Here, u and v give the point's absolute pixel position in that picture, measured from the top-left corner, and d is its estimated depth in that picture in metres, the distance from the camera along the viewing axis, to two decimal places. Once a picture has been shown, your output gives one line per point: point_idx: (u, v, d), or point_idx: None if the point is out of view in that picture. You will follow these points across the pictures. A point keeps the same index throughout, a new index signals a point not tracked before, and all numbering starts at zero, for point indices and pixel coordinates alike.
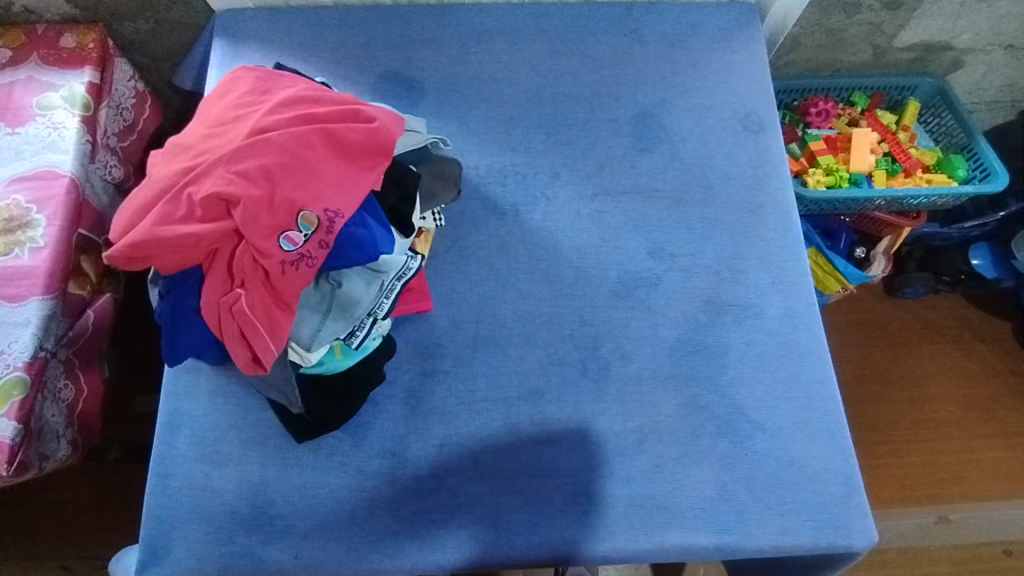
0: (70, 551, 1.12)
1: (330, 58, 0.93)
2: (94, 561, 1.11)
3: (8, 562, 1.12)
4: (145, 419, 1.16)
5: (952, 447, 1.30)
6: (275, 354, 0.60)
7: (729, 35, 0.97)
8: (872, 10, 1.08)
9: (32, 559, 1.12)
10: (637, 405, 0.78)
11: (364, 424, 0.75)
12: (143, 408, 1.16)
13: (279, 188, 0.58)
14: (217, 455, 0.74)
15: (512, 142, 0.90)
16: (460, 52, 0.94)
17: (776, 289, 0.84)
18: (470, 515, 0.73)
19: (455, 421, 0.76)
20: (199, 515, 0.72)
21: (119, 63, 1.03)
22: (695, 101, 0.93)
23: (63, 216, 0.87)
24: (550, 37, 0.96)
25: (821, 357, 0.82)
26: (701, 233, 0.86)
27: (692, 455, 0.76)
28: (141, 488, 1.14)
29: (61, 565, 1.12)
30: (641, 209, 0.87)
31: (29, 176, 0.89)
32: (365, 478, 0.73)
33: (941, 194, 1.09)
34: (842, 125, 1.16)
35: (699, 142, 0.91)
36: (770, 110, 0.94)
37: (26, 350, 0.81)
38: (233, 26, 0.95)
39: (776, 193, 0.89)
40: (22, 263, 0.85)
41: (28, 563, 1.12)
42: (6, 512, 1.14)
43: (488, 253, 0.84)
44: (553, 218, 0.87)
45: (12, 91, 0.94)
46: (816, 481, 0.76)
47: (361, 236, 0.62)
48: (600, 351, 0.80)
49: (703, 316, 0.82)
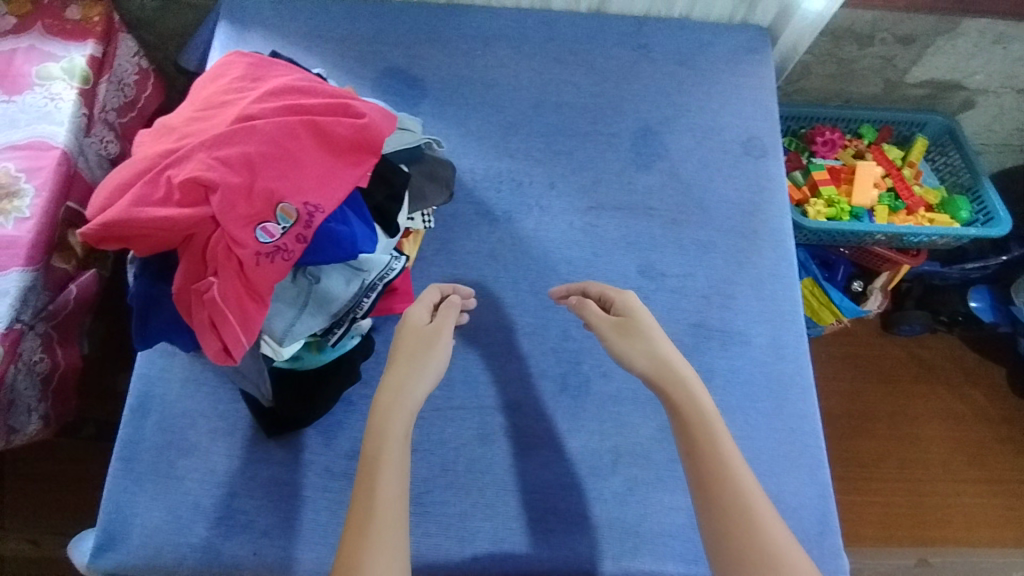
0: (36, 525, 1.11)
1: (334, 51, 0.93)
2: (61, 537, 1.10)
3: None
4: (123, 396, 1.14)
5: (937, 489, 1.28)
6: (245, 348, 0.57)
7: (738, 56, 0.96)
8: (885, 44, 1.07)
9: None
10: (614, 424, 0.78)
11: (336, 423, 0.75)
12: (122, 385, 1.14)
13: (260, 177, 0.55)
14: (184, 443, 0.73)
15: (510, 148, 0.90)
16: (465, 54, 0.94)
17: (765, 319, 0.83)
18: (435, 524, 0.72)
19: (429, 427, 0.76)
20: (160, 503, 0.71)
21: (124, 39, 1.02)
22: (698, 121, 0.92)
23: (51, 187, 0.87)
24: (556, 45, 0.96)
25: (808, 392, 0.80)
26: (693, 254, 0.85)
27: (668, 480, 0.75)
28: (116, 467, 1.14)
29: (27, 538, 1.10)
30: (635, 226, 0.86)
31: (21, 145, 0.88)
32: (333, 479, 0.73)
33: (941, 233, 1.07)
34: (847, 157, 1.15)
35: (699, 163, 0.90)
36: (773, 136, 0.93)
37: (3, 321, 0.80)
38: (241, 11, 0.95)
39: (773, 220, 0.88)
40: (6, 232, 0.84)
41: None
42: None
43: (476, 259, 0.84)
44: (546, 229, 0.86)
45: (12, 58, 0.94)
46: (792, 515, 0.75)
47: (341, 233, 0.60)
48: (581, 367, 0.80)
49: (688, 338, 0.81)
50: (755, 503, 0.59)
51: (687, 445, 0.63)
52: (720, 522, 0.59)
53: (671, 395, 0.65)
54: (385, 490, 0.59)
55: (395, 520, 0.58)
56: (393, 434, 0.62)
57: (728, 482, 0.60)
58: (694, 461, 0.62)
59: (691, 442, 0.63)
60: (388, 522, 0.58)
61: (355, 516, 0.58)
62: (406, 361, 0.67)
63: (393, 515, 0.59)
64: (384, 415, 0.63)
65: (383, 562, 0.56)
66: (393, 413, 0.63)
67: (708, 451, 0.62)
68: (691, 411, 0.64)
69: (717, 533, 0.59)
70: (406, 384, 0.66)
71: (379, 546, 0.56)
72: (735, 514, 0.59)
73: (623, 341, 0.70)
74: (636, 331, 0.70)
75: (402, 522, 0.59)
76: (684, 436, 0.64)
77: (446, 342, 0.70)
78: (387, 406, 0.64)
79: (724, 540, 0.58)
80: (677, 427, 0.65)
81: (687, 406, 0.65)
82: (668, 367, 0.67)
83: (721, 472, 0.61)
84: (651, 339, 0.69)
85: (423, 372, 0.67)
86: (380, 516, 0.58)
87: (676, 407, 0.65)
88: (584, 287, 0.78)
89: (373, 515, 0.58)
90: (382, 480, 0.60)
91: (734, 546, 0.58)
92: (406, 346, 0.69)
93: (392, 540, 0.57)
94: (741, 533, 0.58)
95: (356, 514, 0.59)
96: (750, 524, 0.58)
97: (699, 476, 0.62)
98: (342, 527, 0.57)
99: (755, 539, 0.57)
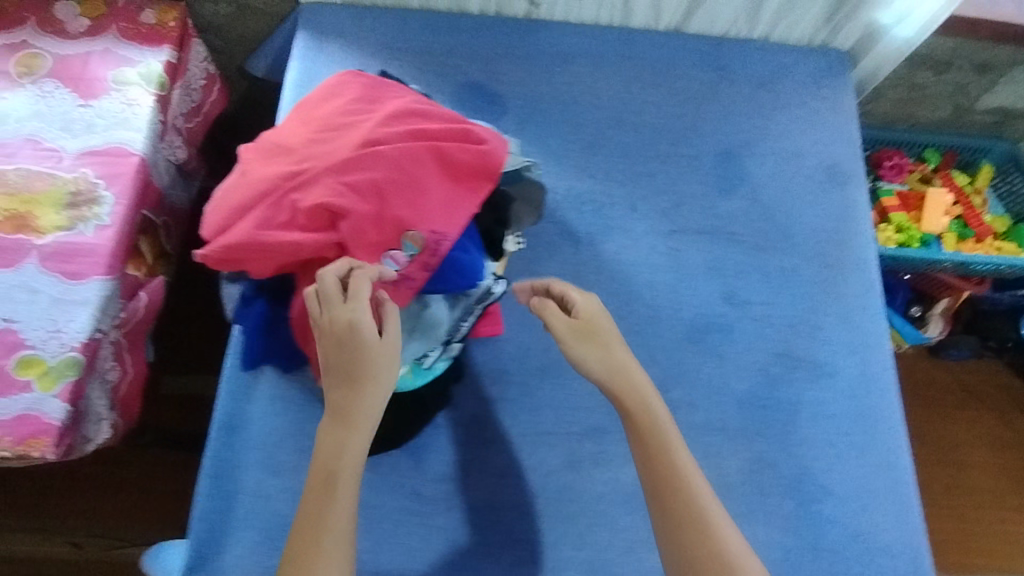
0: (83, 528, 1.11)
1: (412, 63, 0.91)
2: (109, 540, 1.11)
3: (13, 534, 1.11)
4: (170, 399, 1.16)
5: (982, 517, 1.27)
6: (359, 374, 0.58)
7: (822, 79, 0.95)
8: (961, 71, 1.06)
9: (41, 531, 1.11)
10: (702, 455, 0.77)
11: (425, 445, 0.75)
12: (169, 388, 1.16)
13: (388, 205, 0.55)
14: (272, 462, 0.72)
15: (591, 167, 0.88)
16: (544, 70, 0.93)
17: (853, 350, 0.82)
18: (526, 552, 0.72)
19: (518, 452, 0.76)
20: (251, 524, 0.70)
21: (195, 44, 1.01)
22: (782, 145, 0.91)
23: (130, 195, 0.86)
24: (636, 63, 0.94)
25: (896, 426, 0.80)
26: (779, 283, 0.84)
27: (758, 514, 0.75)
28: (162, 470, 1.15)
29: (71, 541, 1.10)
30: (720, 252, 0.85)
31: (99, 151, 0.87)
32: (423, 503, 0.73)
33: (1010, 264, 1.06)
34: (914, 182, 1.15)
35: (783, 188, 0.89)
36: (856, 163, 0.92)
37: (83, 331, 0.79)
38: (319, 21, 0.93)
39: (859, 249, 0.87)
40: (86, 240, 0.83)
41: (37, 535, 1.11)
42: (19, 481, 1.14)
43: (561, 280, 0.83)
44: (629, 252, 0.85)
45: (88, 62, 0.93)
46: (884, 555, 0.75)
47: (462, 261, 0.60)
48: (669, 395, 0.79)
49: (775, 368, 0.81)
50: (709, 509, 0.62)
51: (643, 454, 0.64)
52: (677, 529, 0.61)
53: (623, 404, 0.65)
54: (340, 504, 0.54)
55: (341, 541, 0.54)
56: (347, 451, 0.55)
57: (682, 490, 0.62)
58: (650, 469, 0.63)
59: (646, 451, 0.64)
60: (334, 542, 0.53)
61: (304, 526, 0.54)
62: (349, 381, 0.54)
63: (340, 536, 0.54)
64: (344, 426, 0.54)
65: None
66: (345, 428, 0.55)
67: (661, 460, 0.63)
68: (647, 420, 0.64)
69: (675, 541, 0.61)
70: (359, 401, 0.54)
71: (326, 561, 0.53)
72: (691, 523, 0.61)
73: (581, 345, 0.66)
74: (595, 335, 0.67)
75: (348, 540, 0.55)
76: (639, 444, 0.64)
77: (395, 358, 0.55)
78: (342, 417, 0.55)
79: (682, 548, 0.60)
80: (632, 436, 0.65)
81: (641, 413, 0.65)
82: (625, 378, 0.66)
83: (676, 481, 0.62)
84: (607, 344, 0.67)
85: (374, 393, 0.55)
86: (327, 536, 0.53)
87: (632, 415, 0.65)
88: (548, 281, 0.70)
89: (321, 533, 0.53)
90: (340, 493, 0.54)
91: (688, 553, 0.60)
92: (339, 359, 0.54)
93: (334, 561, 0.53)
94: (693, 541, 0.60)
95: (302, 526, 0.54)
96: (705, 531, 0.60)
97: (656, 486, 0.63)
98: (286, 537, 0.53)
99: (710, 545, 0.60)
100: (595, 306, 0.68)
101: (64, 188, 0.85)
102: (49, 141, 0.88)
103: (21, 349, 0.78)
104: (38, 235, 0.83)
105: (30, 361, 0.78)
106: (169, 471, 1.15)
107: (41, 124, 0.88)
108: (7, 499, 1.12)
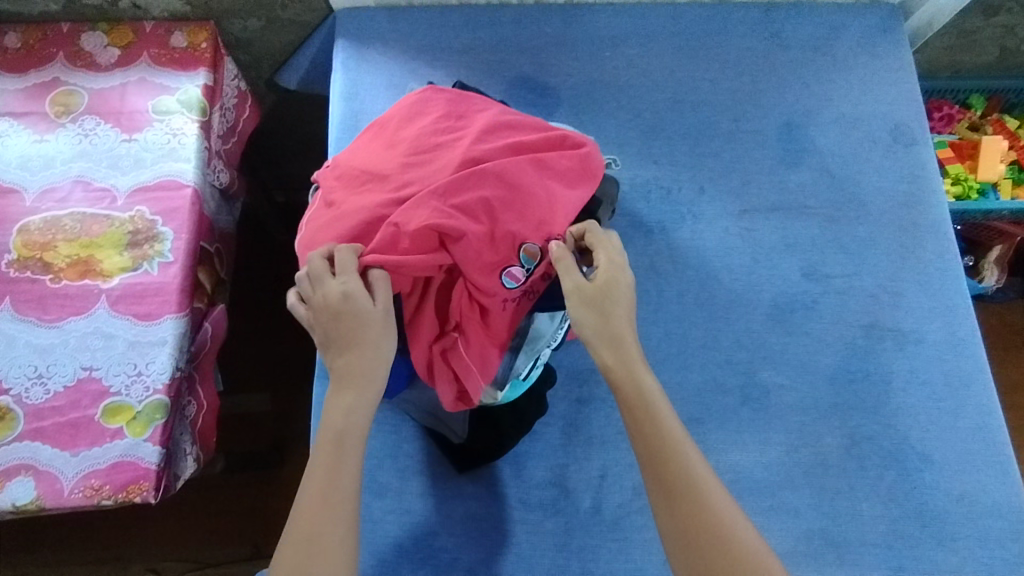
0: (159, 554, 1.12)
1: (458, 62, 0.89)
2: (186, 564, 1.12)
3: (92, 566, 1.12)
4: (230, 417, 1.18)
5: None
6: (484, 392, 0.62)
7: (876, 38, 0.93)
8: (1010, 13, 1.04)
9: (118, 562, 1.12)
10: (799, 434, 0.76)
11: (523, 453, 0.75)
12: (229, 407, 1.18)
13: (499, 222, 0.60)
14: (375, 485, 0.73)
15: (654, 153, 0.87)
16: (594, 56, 0.90)
17: (937, 315, 0.81)
18: (638, 551, 0.71)
19: (616, 451, 0.75)
20: (362, 549, 0.70)
21: (228, 63, 0.98)
22: (842, 110, 0.89)
23: (189, 229, 0.84)
24: (686, 40, 0.92)
25: (988, 387, 0.79)
26: (856, 253, 0.83)
27: (861, 487, 0.75)
28: (227, 493, 1.15)
29: (148, 568, 1.12)
30: (793, 228, 0.84)
31: (151, 186, 0.85)
32: (528, 510, 0.73)
33: None
34: (964, 131, 1.13)
35: (849, 155, 0.87)
36: (921, 122, 0.90)
37: (164, 372, 0.78)
38: (357, 27, 0.91)
39: (932, 210, 0.85)
40: (153, 279, 0.82)
41: (114, 566, 1.12)
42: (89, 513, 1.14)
43: (637, 273, 0.82)
44: (702, 237, 0.84)
45: (125, 93, 0.90)
46: (990, 516, 0.74)
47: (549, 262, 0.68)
48: (759, 377, 0.78)
49: (862, 341, 0.80)
50: (703, 482, 0.58)
51: (633, 427, 0.60)
52: (671, 505, 0.57)
53: (612, 375, 0.60)
54: (345, 463, 0.57)
55: (344, 497, 0.56)
56: (345, 413, 0.58)
57: (675, 464, 0.58)
58: (640, 444, 0.59)
59: (637, 425, 0.59)
60: (338, 498, 0.56)
61: (309, 485, 0.57)
62: (348, 347, 0.58)
63: (346, 492, 0.56)
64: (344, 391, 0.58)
65: (330, 533, 0.55)
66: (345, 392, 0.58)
67: (650, 433, 0.59)
68: (634, 394, 0.60)
69: (669, 515, 0.57)
70: (359, 366, 0.58)
71: (331, 519, 0.55)
72: (684, 497, 0.57)
73: (587, 312, 0.61)
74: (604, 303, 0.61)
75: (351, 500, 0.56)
76: (628, 418, 0.60)
77: (389, 320, 0.58)
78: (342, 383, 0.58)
79: (677, 522, 0.57)
80: (621, 408, 0.60)
81: (630, 386, 0.60)
82: (622, 345, 0.61)
83: (667, 456, 0.58)
84: (614, 315, 0.61)
85: (370, 358, 0.58)
86: (331, 494, 0.56)
87: (620, 388, 0.60)
88: (585, 227, 0.63)
89: (329, 489, 0.56)
90: (346, 453, 0.57)
91: (684, 527, 0.56)
92: (338, 331, 0.58)
93: (338, 518, 0.55)
94: (687, 515, 0.56)
95: (307, 489, 0.56)
96: (698, 504, 0.57)
97: (648, 461, 0.58)
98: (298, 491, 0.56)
99: (704, 519, 0.56)
100: (615, 270, 0.62)
101: (123, 229, 0.83)
102: (99, 181, 0.85)
103: (106, 397, 0.77)
104: (104, 278, 0.81)
105: (117, 408, 0.77)
106: (234, 492, 1.15)
107: (88, 164, 0.86)
108: (81, 533, 1.13)
